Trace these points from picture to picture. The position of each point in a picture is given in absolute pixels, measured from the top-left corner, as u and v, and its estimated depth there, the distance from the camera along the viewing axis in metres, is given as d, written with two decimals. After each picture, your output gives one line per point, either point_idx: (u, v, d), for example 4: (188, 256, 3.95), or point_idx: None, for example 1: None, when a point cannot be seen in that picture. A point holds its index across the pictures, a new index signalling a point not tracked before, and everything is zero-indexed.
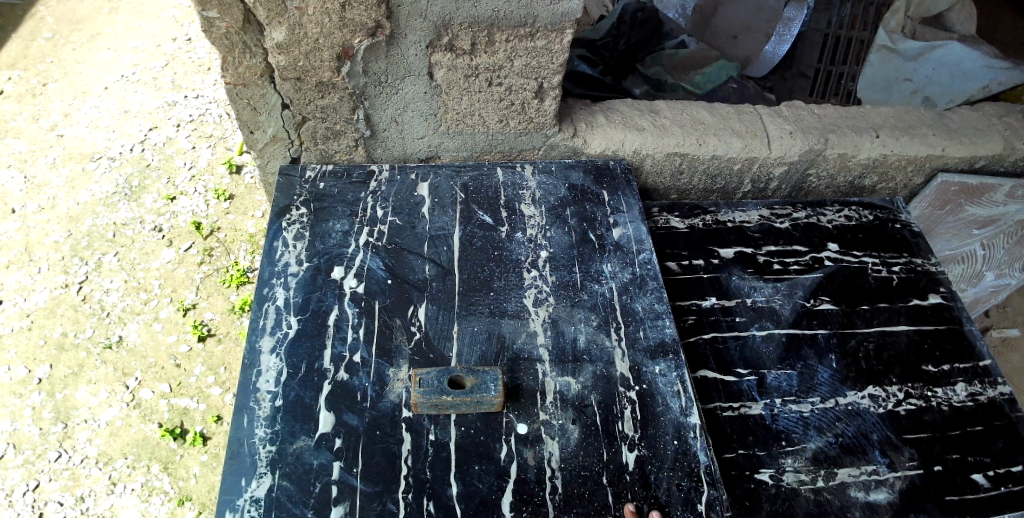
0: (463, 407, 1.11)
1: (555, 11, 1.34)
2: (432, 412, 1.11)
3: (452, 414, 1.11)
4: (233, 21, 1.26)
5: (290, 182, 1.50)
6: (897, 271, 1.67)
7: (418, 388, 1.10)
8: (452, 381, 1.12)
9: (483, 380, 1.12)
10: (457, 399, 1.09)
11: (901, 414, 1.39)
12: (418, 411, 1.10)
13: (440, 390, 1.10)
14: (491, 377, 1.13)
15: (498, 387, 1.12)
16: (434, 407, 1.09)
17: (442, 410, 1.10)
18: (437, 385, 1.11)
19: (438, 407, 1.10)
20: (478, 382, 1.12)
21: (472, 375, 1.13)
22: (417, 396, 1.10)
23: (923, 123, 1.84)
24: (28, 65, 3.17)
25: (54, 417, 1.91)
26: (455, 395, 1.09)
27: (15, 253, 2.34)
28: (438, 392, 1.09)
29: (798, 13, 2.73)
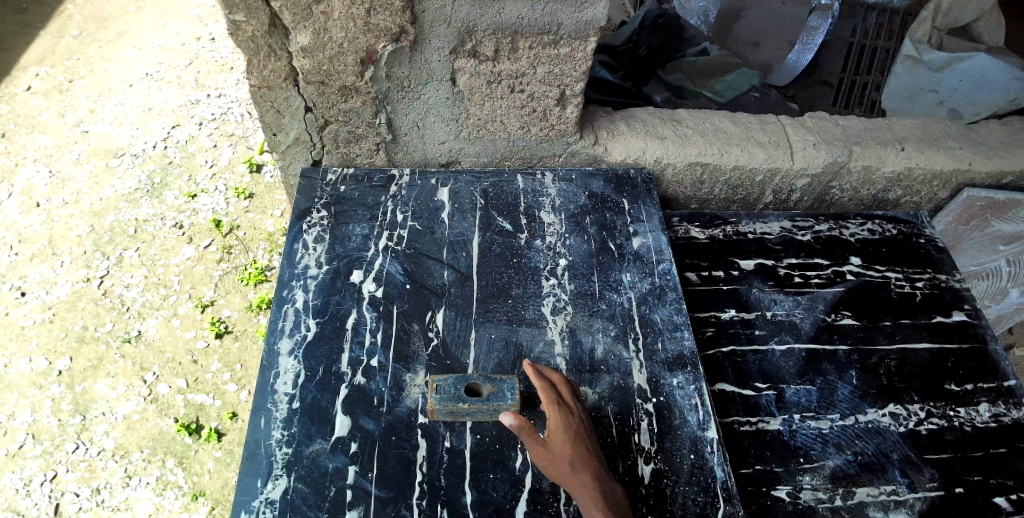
0: (479, 415, 1.10)
1: (579, 19, 1.33)
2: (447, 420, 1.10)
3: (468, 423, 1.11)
4: (260, 25, 1.28)
5: (311, 185, 1.51)
6: (920, 286, 1.64)
7: (434, 395, 1.10)
8: (469, 388, 1.12)
9: (500, 387, 1.12)
10: (473, 407, 1.08)
11: (922, 433, 1.37)
12: (434, 418, 1.10)
13: (457, 397, 1.10)
14: (508, 385, 1.12)
15: (515, 395, 1.11)
16: (450, 414, 1.09)
17: (458, 418, 1.10)
18: (454, 392, 1.11)
19: (453, 414, 1.10)
20: (494, 390, 1.11)
21: (489, 383, 1.12)
22: (434, 402, 1.09)
23: (948, 137, 1.80)
24: (56, 62, 3.24)
25: (72, 409, 1.94)
26: (472, 403, 1.09)
27: (39, 246, 2.39)
28: (454, 399, 1.10)
29: (821, 22, 2.75)
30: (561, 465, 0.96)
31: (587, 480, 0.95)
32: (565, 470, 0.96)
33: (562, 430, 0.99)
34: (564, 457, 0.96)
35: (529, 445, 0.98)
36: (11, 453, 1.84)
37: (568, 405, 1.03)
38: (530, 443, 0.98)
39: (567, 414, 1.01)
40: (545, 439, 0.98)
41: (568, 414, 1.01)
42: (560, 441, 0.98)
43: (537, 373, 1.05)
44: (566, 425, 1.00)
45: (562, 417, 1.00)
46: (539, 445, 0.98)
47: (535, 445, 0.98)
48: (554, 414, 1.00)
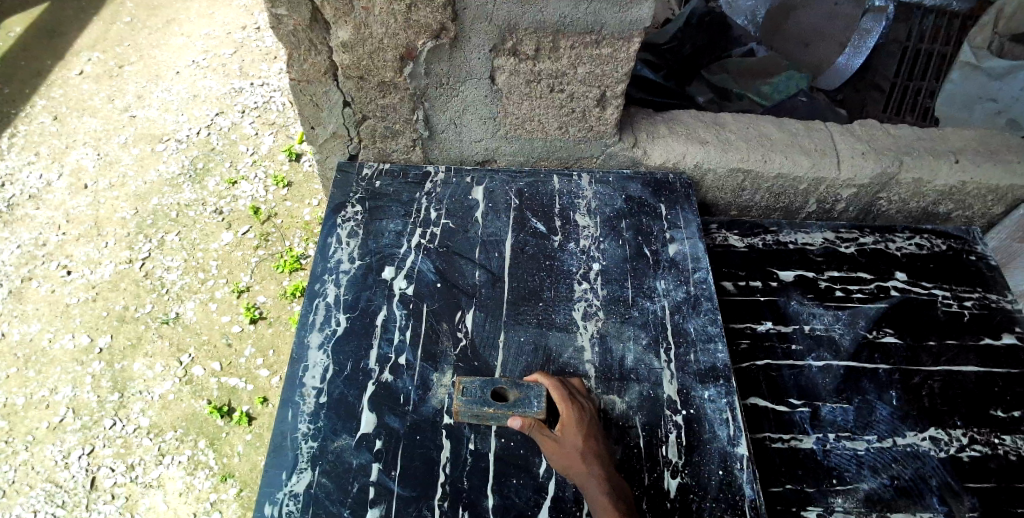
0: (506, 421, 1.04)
1: (623, 19, 1.30)
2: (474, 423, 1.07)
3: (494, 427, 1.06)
4: (301, 19, 1.28)
5: (347, 179, 1.53)
6: (969, 306, 1.56)
7: (459, 396, 1.05)
8: (496, 393, 1.06)
9: (527, 394, 1.03)
10: (497, 411, 1.01)
11: (964, 460, 1.30)
12: (459, 420, 1.06)
13: (483, 400, 1.04)
14: (535, 391, 1.04)
15: (541, 403, 1.02)
16: (475, 417, 1.04)
17: (484, 421, 1.05)
18: (480, 395, 1.06)
19: (479, 418, 1.05)
20: (520, 396, 1.02)
21: (517, 388, 1.04)
22: (458, 403, 1.05)
23: (1008, 150, 1.70)
24: (107, 48, 3.34)
25: (111, 386, 2.01)
26: (495, 407, 1.02)
27: (85, 227, 2.47)
28: (479, 402, 1.04)
29: (876, 24, 2.61)
30: (572, 457, 0.96)
31: (597, 471, 0.96)
32: (576, 461, 0.96)
33: (573, 425, 0.99)
34: (576, 449, 0.96)
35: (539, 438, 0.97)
36: (53, 426, 1.92)
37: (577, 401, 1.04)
38: (543, 433, 0.97)
39: (577, 409, 1.02)
40: (557, 432, 0.97)
41: (577, 409, 1.02)
42: (571, 434, 0.98)
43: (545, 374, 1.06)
44: (576, 419, 1.00)
45: (573, 412, 1.01)
46: (551, 438, 0.97)
47: (547, 437, 0.97)
48: (566, 410, 1.00)
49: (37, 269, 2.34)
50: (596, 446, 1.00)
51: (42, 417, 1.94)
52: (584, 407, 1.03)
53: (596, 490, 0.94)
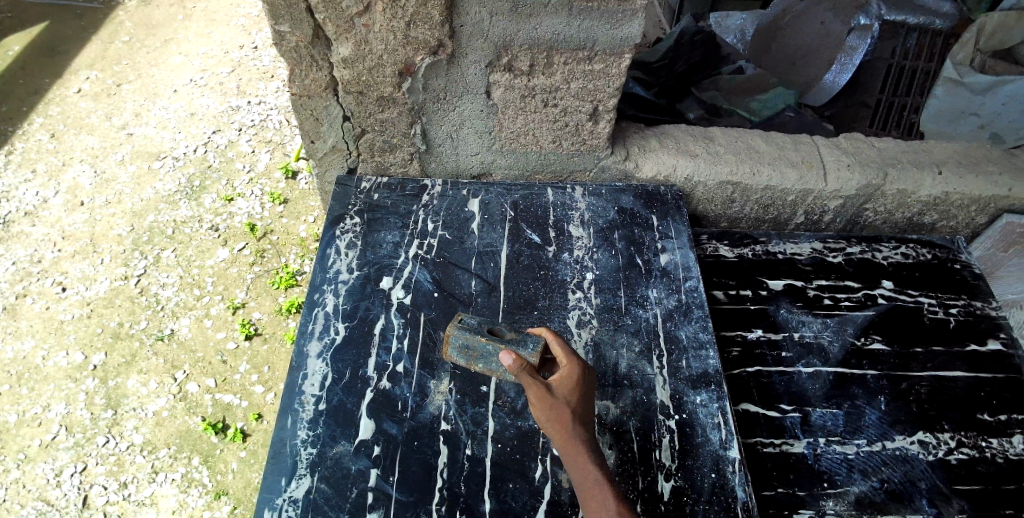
0: (496, 359, 1.02)
1: (614, 36, 1.35)
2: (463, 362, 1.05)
3: (481, 369, 1.03)
4: (303, 36, 1.33)
5: (346, 192, 1.56)
6: (954, 313, 1.60)
7: (456, 324, 1.04)
8: (492, 332, 1.03)
9: (525, 338, 1.01)
10: (488, 337, 1.00)
11: (952, 463, 1.33)
12: (448, 348, 1.04)
13: (477, 333, 1.03)
14: (533, 339, 1.01)
15: (537, 349, 0.99)
16: (464, 347, 1.02)
17: (472, 358, 1.03)
18: (476, 328, 1.04)
19: (468, 353, 1.03)
20: (518, 338, 1.01)
21: (515, 331, 1.03)
22: (453, 329, 1.04)
23: (989, 162, 1.76)
24: (105, 66, 3.38)
25: (105, 404, 2.01)
26: (488, 338, 1.01)
27: (81, 244, 2.49)
28: (473, 331, 1.02)
29: (861, 42, 2.69)
30: (558, 414, 0.90)
31: (583, 434, 0.90)
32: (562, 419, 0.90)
33: (569, 384, 0.92)
34: (564, 406, 0.90)
35: (526, 384, 0.91)
36: (45, 443, 1.92)
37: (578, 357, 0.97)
38: (532, 381, 0.90)
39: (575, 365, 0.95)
40: (547, 383, 0.91)
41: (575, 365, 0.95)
42: (562, 390, 0.91)
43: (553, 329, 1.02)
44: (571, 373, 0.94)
45: (572, 370, 0.93)
46: (541, 388, 0.90)
47: (535, 386, 0.90)
48: (567, 367, 0.94)
49: (32, 286, 2.35)
50: (586, 408, 0.94)
51: (34, 434, 1.94)
52: (586, 365, 0.96)
53: (580, 456, 0.89)
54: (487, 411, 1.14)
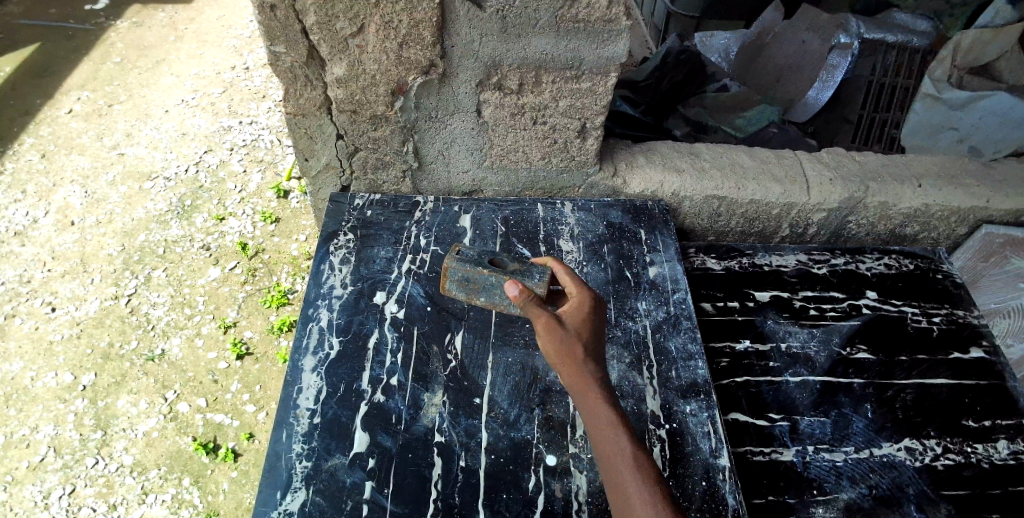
0: (497, 290, 1.09)
1: (601, 55, 1.39)
2: (462, 295, 1.13)
3: (482, 301, 1.12)
4: (298, 57, 1.36)
5: (339, 208, 1.58)
6: (937, 321, 1.63)
7: (453, 256, 1.09)
8: (494, 262, 1.08)
9: (529, 268, 1.06)
10: (491, 272, 1.05)
11: (939, 468, 1.35)
12: (448, 281, 1.11)
13: (477, 263, 1.08)
14: (540, 270, 1.06)
15: (544, 278, 1.04)
16: (464, 280, 1.09)
17: (472, 291, 1.11)
18: (476, 259, 1.09)
19: (469, 286, 1.10)
20: (523, 269, 1.06)
21: (515, 263, 1.08)
22: (451, 261, 1.09)
23: (966, 174, 1.81)
24: (97, 87, 3.41)
25: (94, 425, 2.00)
26: (485, 270, 1.06)
27: (71, 264, 2.49)
28: (472, 264, 1.07)
29: (842, 60, 2.77)
30: (566, 344, 0.87)
31: (594, 369, 0.86)
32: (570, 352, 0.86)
33: (580, 321, 0.90)
34: (572, 337, 0.87)
35: (533, 317, 0.90)
36: (33, 465, 1.90)
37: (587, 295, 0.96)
38: (538, 312, 0.89)
39: (583, 301, 0.94)
40: (554, 315, 0.89)
41: (584, 301, 0.94)
42: (574, 325, 0.89)
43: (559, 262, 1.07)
44: (578, 310, 0.92)
45: (584, 308, 0.93)
46: (548, 318, 0.88)
47: (542, 317, 0.89)
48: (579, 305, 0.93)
49: (21, 306, 2.34)
50: (597, 345, 0.90)
51: (21, 456, 1.92)
52: (595, 304, 0.94)
53: (589, 389, 0.84)
54: (481, 423, 1.16)
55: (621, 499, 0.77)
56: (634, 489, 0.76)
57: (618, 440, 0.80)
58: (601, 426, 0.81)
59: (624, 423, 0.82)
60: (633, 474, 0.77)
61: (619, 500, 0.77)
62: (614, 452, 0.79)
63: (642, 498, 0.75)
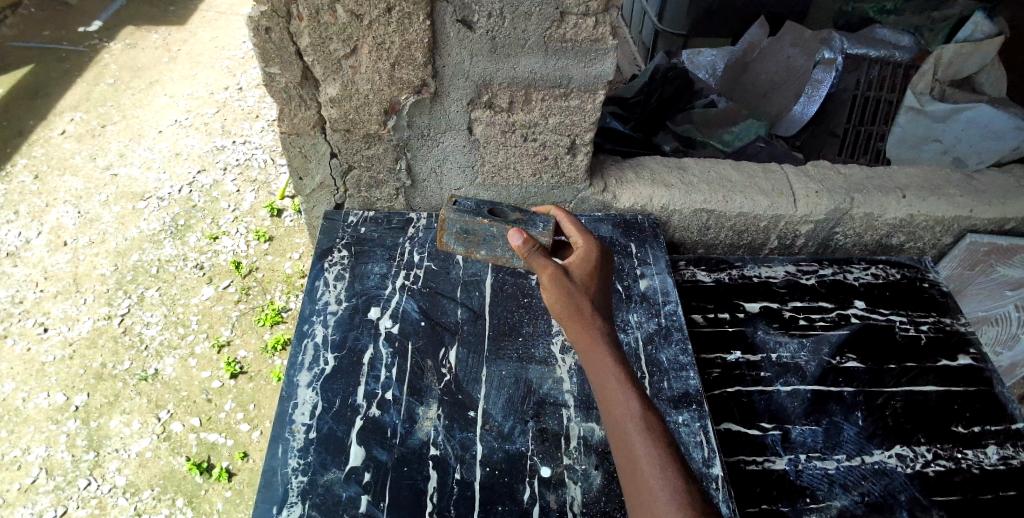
0: (496, 243, 1.15)
1: (589, 73, 1.42)
2: (461, 248, 1.19)
3: (481, 254, 1.18)
4: (292, 77, 1.39)
5: (333, 226, 1.60)
6: (925, 329, 1.66)
7: (451, 207, 1.14)
8: (493, 212, 1.14)
9: (532, 219, 1.12)
10: (491, 222, 1.12)
11: (929, 474, 1.36)
12: (447, 232, 1.16)
13: (477, 215, 1.13)
14: (543, 220, 1.11)
15: (547, 228, 1.09)
16: (464, 232, 1.14)
17: (472, 244, 1.17)
18: (476, 210, 1.14)
19: (468, 239, 1.16)
20: (527, 220, 1.11)
21: (515, 213, 1.14)
22: (449, 211, 1.14)
23: (949, 185, 1.85)
24: (90, 108, 3.43)
25: (86, 446, 1.98)
26: (487, 220, 1.12)
27: (64, 284, 2.49)
28: (472, 216, 1.13)
29: (826, 75, 2.82)
30: (574, 300, 0.92)
31: (601, 326, 0.91)
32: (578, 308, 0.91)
33: (587, 277, 0.95)
34: (579, 294, 0.92)
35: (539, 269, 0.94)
36: (24, 487, 1.88)
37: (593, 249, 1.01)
38: (545, 265, 0.92)
39: (589, 257, 0.98)
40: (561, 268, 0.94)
41: (591, 257, 0.98)
42: (581, 281, 0.94)
43: (560, 210, 1.13)
44: (585, 265, 0.97)
45: (591, 264, 0.97)
46: (555, 271, 0.92)
47: (549, 269, 0.93)
48: (586, 260, 0.98)
49: (12, 327, 2.34)
50: (603, 303, 0.95)
51: (12, 478, 1.90)
52: (601, 260, 0.99)
53: (597, 346, 0.89)
54: (476, 436, 1.17)
55: (625, 450, 0.81)
56: (638, 441, 0.81)
57: (625, 395, 0.84)
58: (607, 380, 0.86)
59: (630, 379, 0.86)
60: (638, 427, 0.82)
61: (623, 451, 0.82)
62: (620, 406, 0.84)
63: (646, 449, 0.80)
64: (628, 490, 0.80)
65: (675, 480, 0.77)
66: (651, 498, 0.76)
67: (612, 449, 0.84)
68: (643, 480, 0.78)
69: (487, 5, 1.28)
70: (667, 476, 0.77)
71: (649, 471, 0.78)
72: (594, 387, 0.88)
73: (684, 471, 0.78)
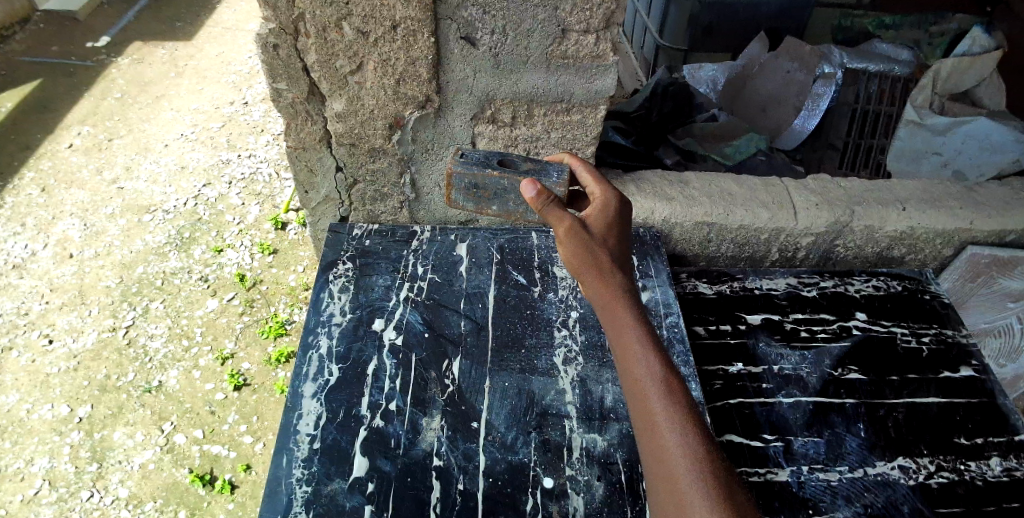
0: (508, 197, 1.19)
1: (590, 89, 1.45)
2: (472, 205, 1.22)
3: (493, 209, 1.21)
4: (299, 92, 1.41)
5: (338, 238, 1.62)
6: (926, 341, 1.66)
7: (458, 161, 1.18)
8: (502, 162, 1.19)
9: (546, 168, 1.17)
10: (502, 175, 1.15)
11: (932, 486, 1.36)
12: (455, 186, 1.20)
13: (486, 167, 1.17)
14: (557, 170, 1.17)
15: (562, 177, 1.15)
16: (473, 186, 1.18)
17: (482, 199, 1.20)
18: (484, 162, 1.18)
19: (477, 194, 1.20)
20: (541, 169, 1.17)
21: (528, 162, 1.21)
22: (456, 165, 1.18)
23: (949, 198, 1.86)
24: (97, 122, 3.48)
25: (89, 457, 1.99)
26: (496, 170, 1.16)
27: (70, 296, 2.51)
28: (482, 169, 1.16)
29: (827, 89, 2.87)
30: (592, 256, 0.91)
31: (620, 284, 0.90)
32: (597, 264, 0.91)
33: (605, 229, 0.97)
34: (598, 248, 0.92)
35: (554, 222, 0.94)
36: (27, 498, 1.89)
37: (610, 201, 1.02)
38: (561, 216, 0.93)
39: (607, 207, 1.01)
40: (578, 222, 0.94)
41: (608, 210, 1.00)
42: (598, 233, 0.95)
43: (575, 159, 1.18)
44: (602, 219, 0.98)
45: (608, 219, 0.99)
46: (572, 225, 0.93)
47: (566, 223, 0.93)
48: (602, 214, 1.00)
49: (18, 338, 2.35)
50: (623, 258, 0.95)
51: (16, 490, 1.91)
52: (620, 215, 1.01)
53: (617, 305, 0.87)
54: (479, 447, 1.17)
55: (645, 413, 0.79)
56: (658, 399, 0.79)
57: (646, 357, 0.82)
58: (627, 339, 0.84)
59: (651, 338, 0.85)
60: (659, 391, 0.80)
61: (641, 407, 0.80)
62: (640, 366, 0.82)
63: (666, 414, 0.78)
64: (647, 455, 0.78)
65: (695, 446, 0.75)
66: (669, 465, 0.74)
67: (631, 412, 0.82)
68: (662, 444, 0.76)
69: (490, 22, 1.31)
70: (687, 439, 0.75)
71: (668, 435, 0.76)
72: (613, 349, 0.87)
73: (706, 438, 0.76)
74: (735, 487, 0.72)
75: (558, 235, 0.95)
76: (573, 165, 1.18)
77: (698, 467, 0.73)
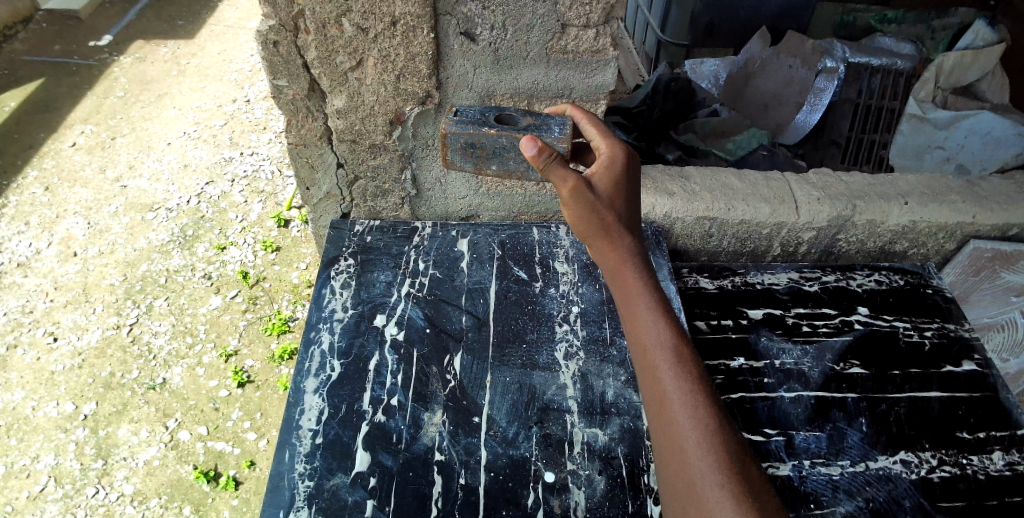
0: (508, 156, 1.14)
1: (589, 84, 1.45)
2: (470, 166, 1.18)
3: (492, 169, 1.17)
4: (300, 89, 1.42)
5: (340, 235, 1.62)
6: (929, 335, 1.66)
7: (450, 122, 1.14)
8: (500, 118, 1.18)
9: (546, 124, 1.15)
10: (500, 132, 1.11)
11: (934, 481, 1.36)
12: (451, 148, 1.15)
13: (483, 125, 1.14)
14: (558, 126, 1.15)
15: (563, 133, 1.12)
16: (472, 145, 1.13)
17: (481, 158, 1.15)
18: (482, 122, 1.15)
19: (475, 154, 1.15)
20: (541, 125, 1.15)
21: (529, 118, 1.18)
22: (450, 126, 1.14)
23: (952, 192, 1.86)
24: (100, 120, 3.49)
25: (94, 454, 2.00)
26: (495, 128, 1.12)
27: (73, 294, 2.52)
28: (477, 129, 1.12)
29: (829, 84, 2.87)
30: (599, 222, 0.93)
31: (629, 253, 0.92)
32: (604, 232, 0.93)
33: (611, 189, 0.96)
34: (604, 212, 0.93)
35: (557, 183, 0.93)
36: (33, 495, 1.90)
37: (617, 157, 1.01)
38: (565, 179, 0.92)
39: (614, 164, 0.99)
40: (584, 184, 0.93)
41: (614, 166, 0.99)
42: (604, 195, 0.95)
43: (577, 112, 1.17)
44: (608, 178, 0.97)
45: (614, 177, 0.97)
46: (577, 185, 0.92)
47: (569, 183, 0.92)
48: (608, 171, 0.98)
49: (23, 336, 2.37)
50: (629, 222, 0.96)
51: (21, 486, 1.92)
52: (627, 173, 0.99)
53: (625, 277, 0.90)
54: (480, 441, 1.18)
55: (654, 386, 0.83)
56: (666, 371, 0.82)
57: (656, 329, 0.86)
58: (636, 310, 0.88)
59: (659, 308, 0.88)
60: (668, 363, 0.83)
61: (649, 378, 0.83)
62: (648, 337, 0.86)
63: (675, 386, 0.81)
64: (655, 425, 0.81)
65: (704, 419, 0.78)
66: (679, 439, 0.77)
67: (640, 384, 0.85)
68: (670, 416, 0.79)
69: (490, 18, 1.31)
70: (695, 414, 0.78)
71: (676, 409, 0.79)
72: (624, 320, 0.90)
73: (713, 411, 0.79)
74: (743, 457, 0.75)
75: (562, 197, 0.95)
76: (575, 119, 1.17)
77: (707, 442, 0.75)
